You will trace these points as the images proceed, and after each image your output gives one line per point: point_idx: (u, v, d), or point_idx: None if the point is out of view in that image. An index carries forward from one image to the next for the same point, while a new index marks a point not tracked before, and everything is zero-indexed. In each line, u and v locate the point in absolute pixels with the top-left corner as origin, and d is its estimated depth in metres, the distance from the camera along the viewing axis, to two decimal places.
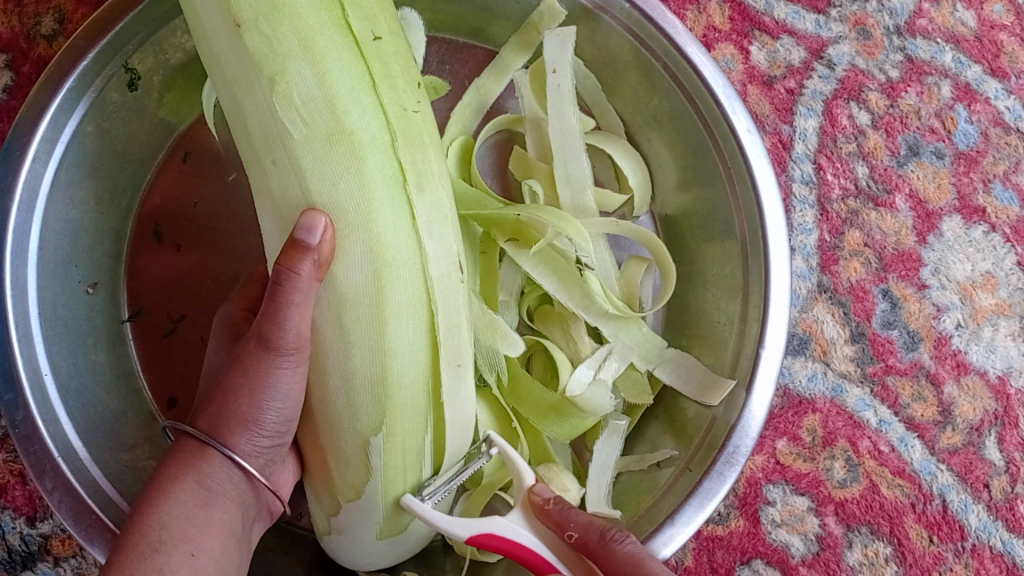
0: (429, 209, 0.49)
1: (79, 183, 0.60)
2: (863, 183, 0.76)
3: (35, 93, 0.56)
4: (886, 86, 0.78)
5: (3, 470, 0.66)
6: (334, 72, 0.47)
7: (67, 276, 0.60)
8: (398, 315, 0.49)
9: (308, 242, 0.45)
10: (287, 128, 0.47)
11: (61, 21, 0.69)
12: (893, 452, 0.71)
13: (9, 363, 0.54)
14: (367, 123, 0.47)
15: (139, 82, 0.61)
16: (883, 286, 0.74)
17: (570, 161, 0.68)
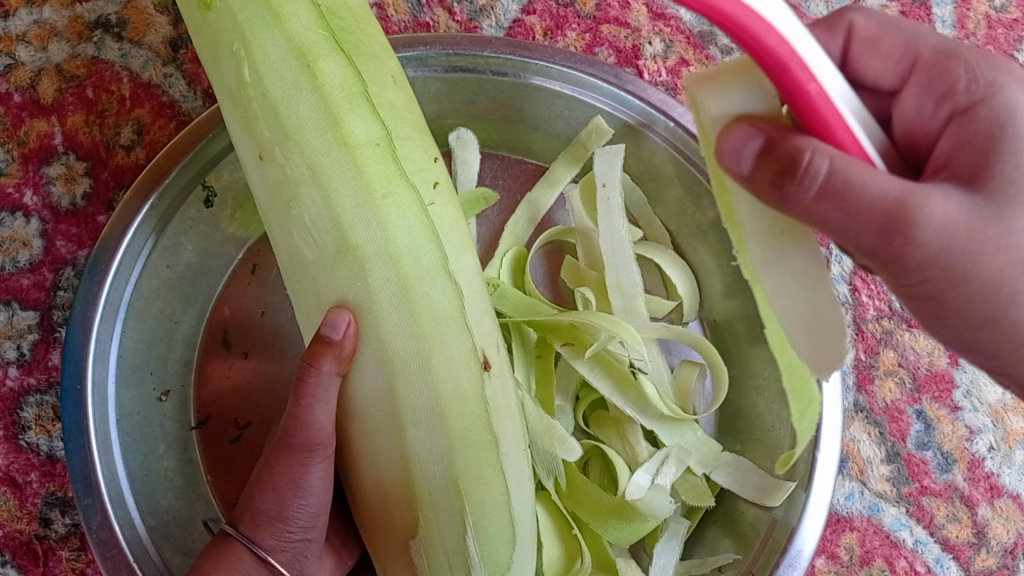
0: (434, 313, 0.51)
1: (156, 293, 0.65)
2: (897, 305, 0.78)
3: (123, 210, 0.62)
4: None
5: (65, 569, 0.65)
6: (340, 193, 0.52)
7: (143, 383, 0.65)
8: (416, 417, 0.52)
9: (331, 337, 0.51)
10: (304, 245, 0.54)
11: (140, 133, 0.74)
12: (930, 573, 0.73)
13: (89, 469, 0.57)
14: (374, 238, 0.51)
15: (214, 199, 0.67)
16: (917, 407, 0.76)
17: (620, 270, 0.70)
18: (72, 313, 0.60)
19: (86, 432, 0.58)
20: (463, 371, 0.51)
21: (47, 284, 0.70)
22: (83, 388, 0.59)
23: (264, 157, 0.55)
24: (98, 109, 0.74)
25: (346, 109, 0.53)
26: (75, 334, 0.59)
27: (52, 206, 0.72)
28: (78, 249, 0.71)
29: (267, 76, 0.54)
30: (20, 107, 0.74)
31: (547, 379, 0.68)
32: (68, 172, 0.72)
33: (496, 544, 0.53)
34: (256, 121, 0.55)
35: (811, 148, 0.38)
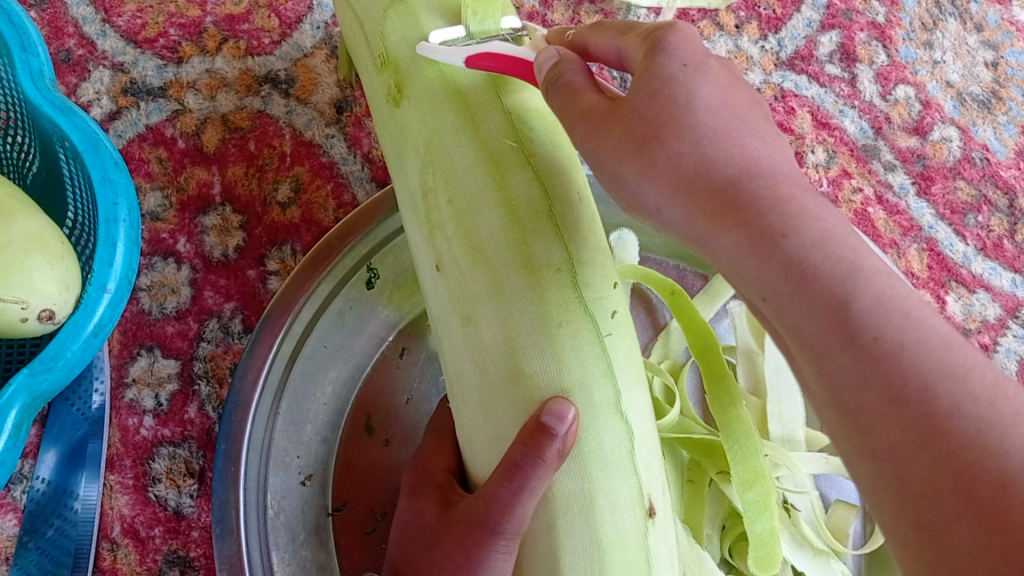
0: (601, 452, 0.49)
1: (309, 372, 0.66)
2: None
3: (288, 287, 0.63)
4: None
5: None
6: (518, 318, 0.50)
7: (289, 467, 0.64)
8: (575, 567, 0.49)
9: (555, 428, 0.46)
10: (475, 365, 0.52)
11: (297, 190, 0.73)
12: None
13: (235, 558, 0.57)
14: (547, 369, 0.50)
15: (376, 282, 0.69)
16: None
17: (783, 399, 0.70)
18: (231, 392, 0.61)
19: (233, 516, 0.58)
20: (627, 519, 0.49)
21: (191, 333, 0.68)
22: (236, 470, 0.59)
23: (443, 268, 0.54)
24: (258, 163, 0.74)
25: (528, 226, 0.52)
26: (232, 412, 0.60)
27: (204, 256, 0.71)
28: (225, 301, 0.70)
29: (453, 183, 0.54)
30: (182, 153, 0.73)
31: (700, 503, 0.67)
32: (223, 222, 0.72)
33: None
34: (438, 230, 0.54)
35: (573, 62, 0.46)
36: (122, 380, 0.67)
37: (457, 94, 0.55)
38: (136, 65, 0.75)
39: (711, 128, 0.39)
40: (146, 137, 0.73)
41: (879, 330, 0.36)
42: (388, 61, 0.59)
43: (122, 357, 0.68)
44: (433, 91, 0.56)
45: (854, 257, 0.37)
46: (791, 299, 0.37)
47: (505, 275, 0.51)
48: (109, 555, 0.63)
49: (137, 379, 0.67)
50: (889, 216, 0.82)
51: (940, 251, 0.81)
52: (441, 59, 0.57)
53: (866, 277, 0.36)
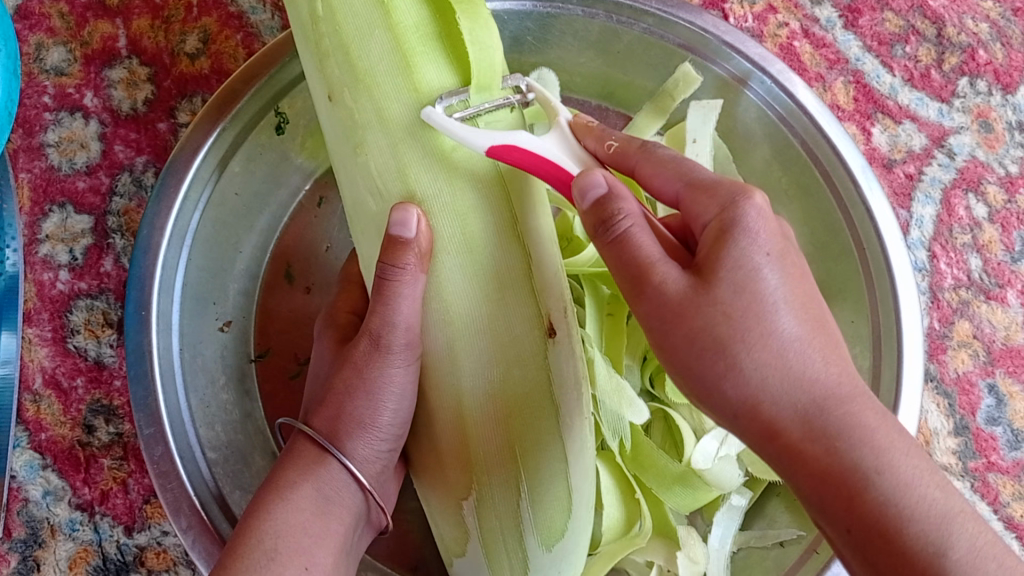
0: (496, 273, 0.48)
1: (222, 220, 0.65)
2: (975, 276, 0.75)
3: (194, 131, 0.61)
4: (1005, 180, 0.77)
5: (107, 477, 0.64)
6: (409, 144, 0.47)
7: (205, 310, 0.65)
8: (477, 390, 0.48)
9: (403, 236, 0.46)
10: (371, 193, 0.49)
11: (205, 42, 0.71)
12: None
13: (151, 399, 0.57)
14: (440, 193, 0.47)
15: (286, 126, 0.66)
16: (989, 380, 0.73)
17: None
18: (138, 237, 0.59)
19: (147, 360, 0.57)
20: (526, 340, 0.48)
21: (103, 188, 0.68)
22: (148, 314, 0.58)
23: (333, 98, 0.50)
24: (164, 14, 0.71)
25: (417, 52, 0.49)
26: (141, 258, 0.59)
27: (112, 110, 0.70)
28: (136, 154, 0.69)
29: (338, 8, 0.49)
30: (85, 7, 0.71)
31: (619, 337, 0.67)
32: (130, 76, 0.70)
33: (552, 512, 0.50)
34: (327, 57, 0.50)
35: (626, 214, 0.43)
36: (36, 237, 0.67)
37: None
38: None
39: (795, 345, 0.40)
40: None
41: None
42: None
43: (34, 214, 0.68)
44: None
45: (942, 507, 0.39)
46: (874, 538, 0.38)
47: (395, 99, 0.48)
48: (33, 406, 0.64)
49: (51, 235, 0.67)
50: (815, 50, 0.79)
51: (866, 84, 0.79)
52: None
53: (956, 523, 0.39)
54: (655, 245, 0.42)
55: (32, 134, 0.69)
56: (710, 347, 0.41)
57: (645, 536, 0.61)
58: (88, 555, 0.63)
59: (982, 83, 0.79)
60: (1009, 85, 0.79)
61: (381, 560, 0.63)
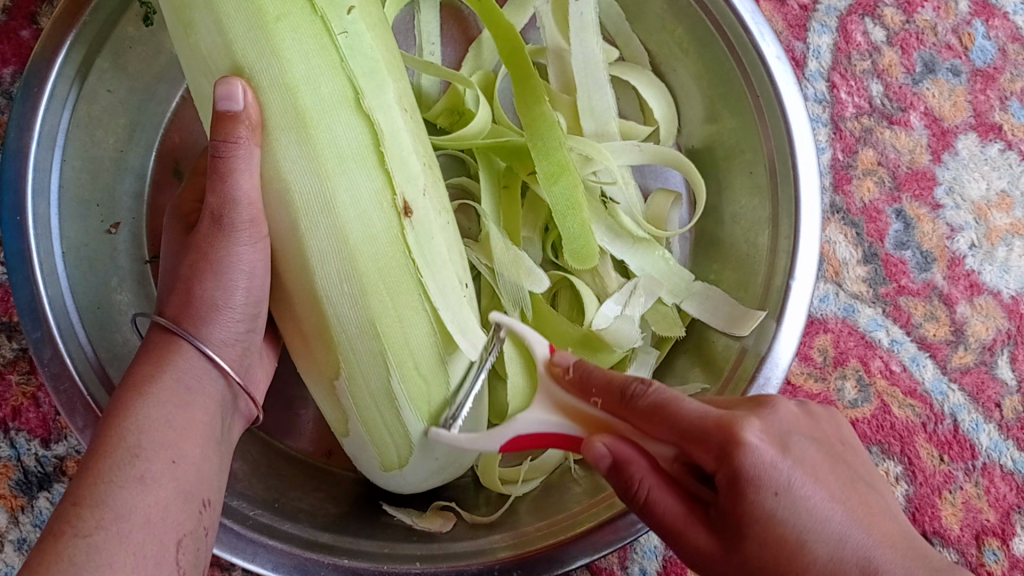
0: (336, 148, 0.46)
1: (96, 119, 0.63)
2: (877, 102, 0.74)
3: (54, 28, 0.59)
4: (902, 2, 0.76)
5: (15, 393, 0.64)
6: (230, 13, 0.45)
7: (90, 215, 0.63)
8: (326, 272, 0.48)
9: (234, 109, 0.44)
10: (198, 67, 0.47)
11: None
12: (904, 372, 0.70)
13: (36, 302, 0.56)
14: (268, 69, 0.45)
15: (154, 18, 0.63)
16: (897, 207, 0.73)
17: (593, 92, 0.67)
18: (8, 140, 0.58)
19: (30, 263, 0.57)
20: (374, 211, 0.47)
21: None
22: (24, 219, 0.57)
23: None
24: None
25: None
26: (12, 162, 0.58)
27: None
28: (0, 66, 0.67)
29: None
30: None
31: (516, 210, 0.67)
32: None
33: (428, 387, 0.52)
34: None
35: (639, 478, 0.43)
36: None
37: None
38: None
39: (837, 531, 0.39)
40: None
41: None
42: None
43: None
44: None
45: None
46: None
47: None
48: None
49: None
50: None
51: None
52: None
53: None
54: (678, 507, 0.42)
55: None
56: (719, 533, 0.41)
57: None
58: (9, 472, 0.63)
59: None
60: None
61: (296, 449, 0.66)
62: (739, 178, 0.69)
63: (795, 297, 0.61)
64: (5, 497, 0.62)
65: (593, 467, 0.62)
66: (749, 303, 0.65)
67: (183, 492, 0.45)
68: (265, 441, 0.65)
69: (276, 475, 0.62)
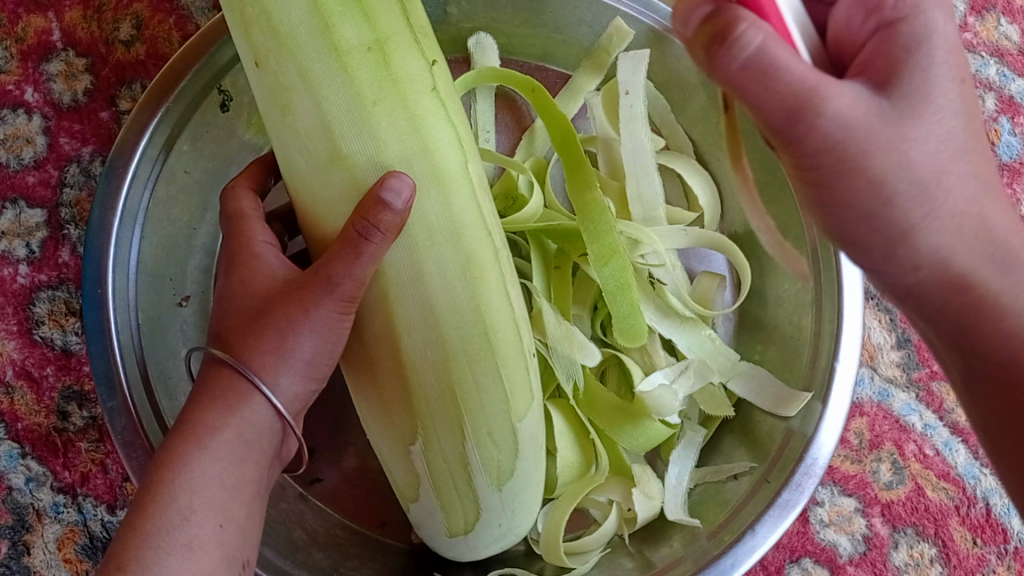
0: (426, 223, 0.50)
1: (173, 199, 0.67)
2: None
3: (139, 113, 0.63)
4: None
5: (85, 459, 0.66)
6: (331, 101, 0.49)
7: (164, 290, 0.67)
8: (411, 338, 0.51)
9: (393, 204, 0.46)
10: (296, 156, 0.51)
11: (138, 27, 0.72)
12: (938, 456, 0.73)
13: (112, 372, 0.59)
14: (363, 147, 0.50)
15: (230, 104, 0.67)
16: None
17: (642, 180, 0.70)
18: (91, 219, 0.61)
19: (107, 335, 0.60)
20: (459, 282, 0.51)
21: (52, 180, 0.69)
22: (105, 293, 0.60)
23: (260, 64, 0.51)
24: (95, 4, 0.72)
25: (332, 9, 0.49)
26: (95, 241, 0.61)
27: (54, 103, 0.71)
28: (80, 145, 0.70)
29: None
30: (16, 4, 0.72)
31: (566, 288, 0.69)
32: (68, 68, 0.71)
33: (499, 453, 0.54)
34: (250, 25, 0.50)
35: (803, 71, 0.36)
36: None
37: None
38: None
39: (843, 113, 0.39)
40: None
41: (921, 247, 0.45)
42: None
43: None
44: None
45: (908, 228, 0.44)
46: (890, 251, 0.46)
47: (325, 61, 0.49)
48: (7, 398, 0.66)
49: (7, 232, 0.68)
50: None
51: None
52: None
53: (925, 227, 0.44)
54: (800, 69, 0.36)
55: None
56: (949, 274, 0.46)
57: (603, 475, 0.64)
58: (75, 536, 0.65)
59: None
60: None
61: (350, 519, 0.68)
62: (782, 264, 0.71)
63: (840, 380, 0.63)
64: (71, 562, 0.65)
65: (646, 543, 0.65)
66: (795, 384, 0.68)
67: (227, 557, 0.48)
68: (322, 511, 0.67)
69: (336, 547, 0.65)
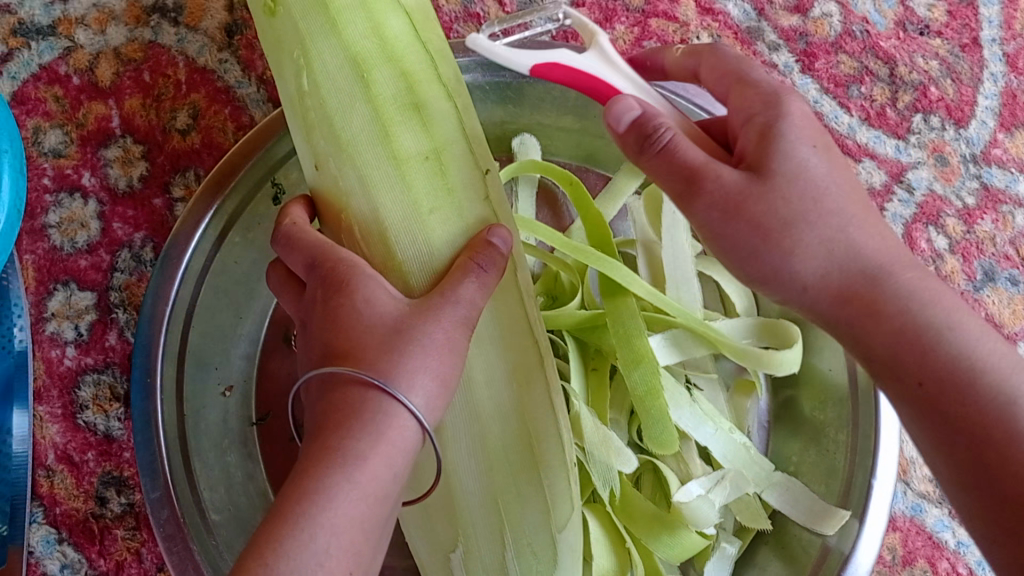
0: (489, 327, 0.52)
1: (221, 289, 0.68)
2: None
3: (194, 205, 0.64)
4: (963, 212, 0.82)
5: (121, 547, 0.66)
6: (388, 207, 0.52)
7: (209, 379, 0.67)
8: (457, 445, 0.52)
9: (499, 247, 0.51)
10: (354, 257, 0.54)
11: (195, 117, 0.75)
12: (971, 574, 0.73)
13: (156, 465, 0.60)
14: (418, 252, 0.52)
15: (282, 197, 0.69)
16: None
17: (681, 287, 0.71)
18: (143, 308, 0.62)
19: (153, 426, 0.60)
20: (504, 388, 0.52)
21: (104, 264, 0.71)
22: (152, 382, 0.61)
23: (319, 166, 0.54)
24: (154, 93, 0.75)
25: (393, 117, 0.52)
26: (144, 330, 0.61)
27: (110, 189, 0.72)
28: (133, 230, 0.72)
29: (323, 82, 0.52)
30: (78, 90, 0.74)
31: (604, 392, 0.69)
32: (125, 155, 0.73)
33: (537, 564, 0.54)
34: (313, 129, 0.53)
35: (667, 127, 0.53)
36: (41, 315, 0.69)
37: None
38: (23, 5, 0.75)
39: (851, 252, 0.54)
40: (41, 77, 0.74)
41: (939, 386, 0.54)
42: None
43: (39, 293, 0.70)
44: None
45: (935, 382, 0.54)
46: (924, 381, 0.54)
47: (384, 167, 0.52)
48: (46, 481, 0.67)
49: (56, 314, 0.70)
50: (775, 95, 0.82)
51: (826, 125, 0.82)
52: None
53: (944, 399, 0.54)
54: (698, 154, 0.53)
55: (32, 217, 0.71)
56: (923, 379, 0.54)
57: None
58: None
59: (935, 119, 0.83)
60: (960, 120, 0.83)
61: None
62: (818, 375, 0.72)
63: (877, 497, 0.64)
64: None
65: None
66: (830, 499, 0.67)
67: None
68: None
69: None
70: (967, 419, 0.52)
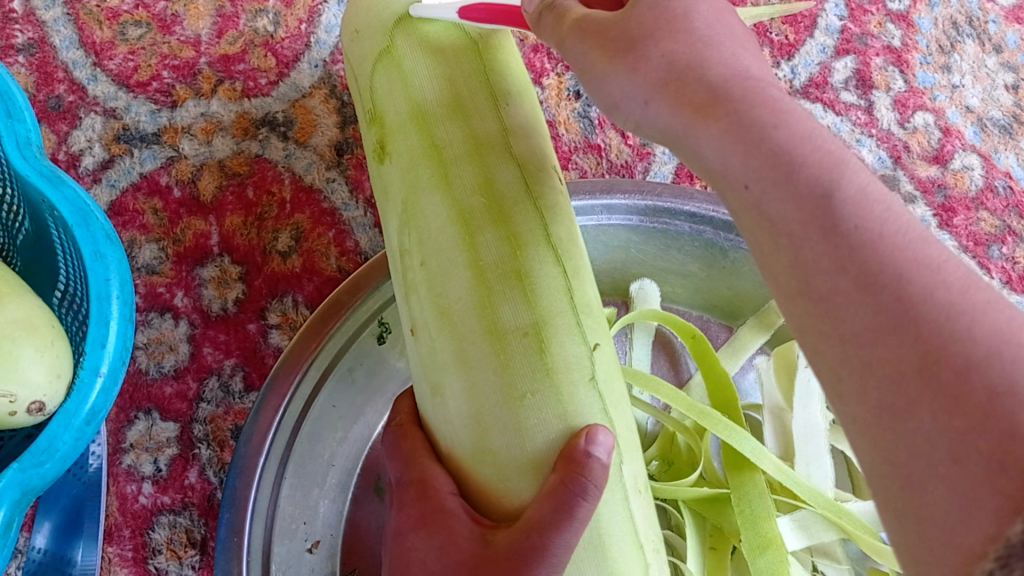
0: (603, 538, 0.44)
1: (316, 435, 0.62)
2: None
3: (296, 345, 0.60)
4: None
5: None
6: (482, 388, 0.44)
7: (296, 536, 0.62)
8: None
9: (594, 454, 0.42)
10: (449, 443, 0.47)
11: (297, 239, 0.70)
12: None
13: None
14: (510, 443, 0.44)
15: (387, 336, 0.64)
16: None
17: (811, 462, 0.64)
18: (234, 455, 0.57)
19: None
20: None
21: (190, 393, 0.66)
22: (239, 543, 0.55)
23: (415, 332, 0.48)
24: (257, 211, 0.71)
25: (493, 281, 0.45)
26: (234, 480, 0.56)
27: (202, 310, 0.68)
28: (224, 357, 0.67)
29: (426, 240, 0.48)
30: (178, 203, 0.70)
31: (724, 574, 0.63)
32: (221, 275, 0.69)
33: None
34: (412, 291, 0.48)
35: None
36: (119, 446, 0.65)
37: (434, 145, 0.49)
38: (128, 111, 0.72)
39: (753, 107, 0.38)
40: (141, 187, 0.71)
41: (857, 218, 0.34)
42: (375, 116, 0.52)
43: (119, 420, 0.65)
44: (410, 145, 0.49)
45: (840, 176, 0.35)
46: (771, 185, 0.35)
47: (480, 341, 0.45)
48: None
49: (135, 444, 0.65)
50: None
51: None
52: (421, 109, 0.50)
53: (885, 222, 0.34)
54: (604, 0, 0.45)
55: None
56: (843, 262, 0.33)
57: None
58: None
59: None
60: None
61: None
62: None
63: None
64: None
65: None
66: None
67: None
68: None
69: None
70: (929, 346, 0.31)
